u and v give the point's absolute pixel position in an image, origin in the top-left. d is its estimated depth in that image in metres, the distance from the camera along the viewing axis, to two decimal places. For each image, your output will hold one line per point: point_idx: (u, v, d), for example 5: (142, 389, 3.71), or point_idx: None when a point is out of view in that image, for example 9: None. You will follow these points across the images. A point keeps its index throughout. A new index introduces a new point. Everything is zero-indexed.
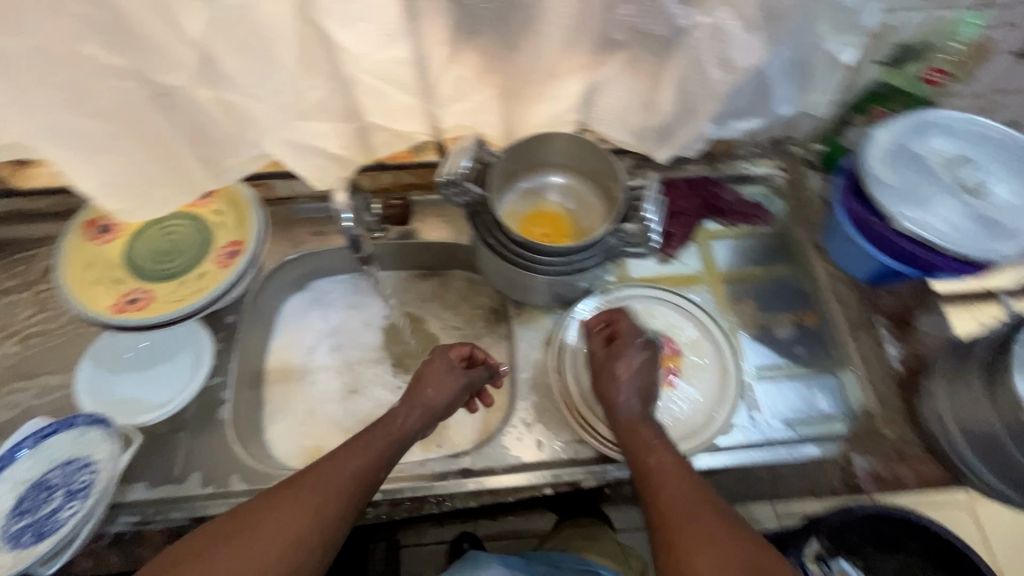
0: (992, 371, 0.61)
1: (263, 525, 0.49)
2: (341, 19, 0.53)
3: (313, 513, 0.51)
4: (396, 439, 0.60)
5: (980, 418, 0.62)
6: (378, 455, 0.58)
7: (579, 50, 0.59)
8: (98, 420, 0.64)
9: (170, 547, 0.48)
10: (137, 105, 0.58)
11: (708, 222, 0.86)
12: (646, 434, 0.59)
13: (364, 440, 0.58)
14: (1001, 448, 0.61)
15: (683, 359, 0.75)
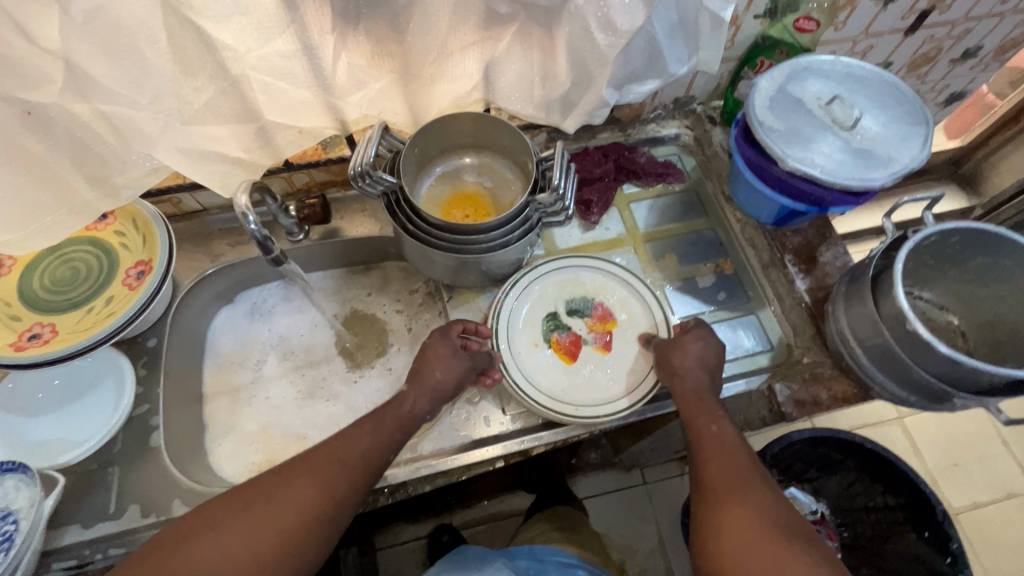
0: (878, 288, 0.68)
1: (271, 508, 0.50)
2: (213, 15, 0.51)
3: (318, 494, 0.52)
4: (404, 420, 0.61)
5: (874, 333, 0.67)
6: (388, 438, 0.59)
7: (466, 27, 0.59)
8: (10, 467, 0.60)
9: (177, 521, 0.49)
10: (3, 126, 0.54)
11: (626, 185, 0.90)
12: (710, 404, 0.63)
13: (373, 422, 0.59)
14: (895, 357, 0.66)
15: (616, 321, 0.78)
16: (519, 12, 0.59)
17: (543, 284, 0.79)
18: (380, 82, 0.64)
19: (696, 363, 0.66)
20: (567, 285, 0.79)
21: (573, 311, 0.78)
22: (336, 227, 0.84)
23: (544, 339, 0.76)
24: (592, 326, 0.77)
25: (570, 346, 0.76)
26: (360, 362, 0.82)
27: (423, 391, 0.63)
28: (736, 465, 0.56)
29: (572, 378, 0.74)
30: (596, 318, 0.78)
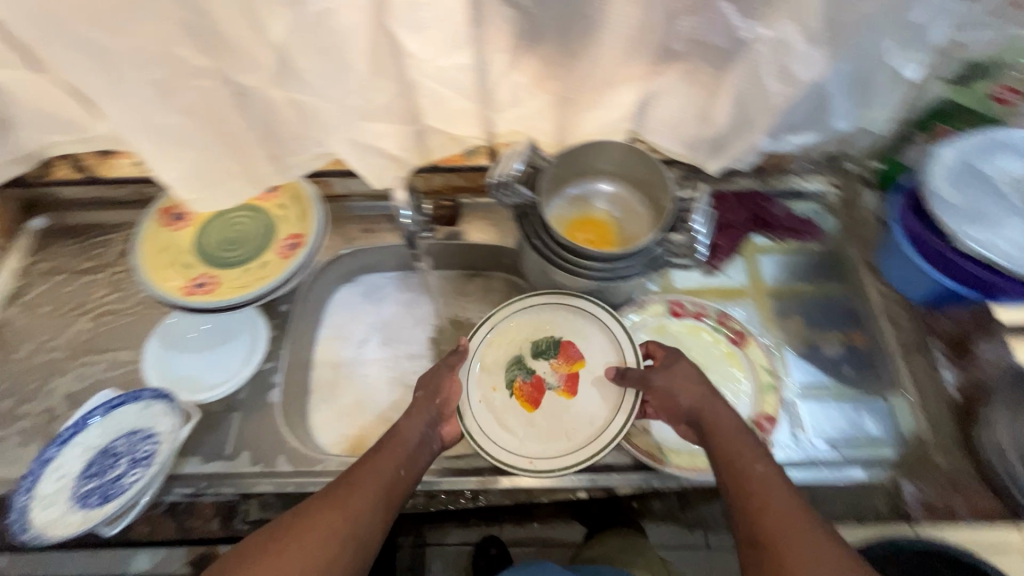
0: None
1: (300, 543, 0.49)
2: (410, 25, 0.56)
3: (343, 520, 0.52)
4: (415, 438, 0.62)
5: None
6: (400, 463, 0.59)
7: (637, 62, 0.59)
8: (161, 395, 0.68)
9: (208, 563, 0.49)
10: (218, 101, 0.62)
11: (756, 236, 0.85)
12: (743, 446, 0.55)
13: (383, 449, 0.59)
14: None
15: (583, 361, 0.73)
16: (692, 52, 0.58)
17: (651, 322, 0.77)
18: (536, 102, 0.66)
19: (689, 383, 0.61)
20: (505, 335, 0.75)
21: (540, 352, 0.74)
22: (460, 230, 0.87)
23: (506, 384, 0.72)
24: (556, 369, 0.73)
25: (534, 391, 0.72)
26: None
27: (421, 413, 0.63)
28: (780, 506, 0.50)
29: (530, 429, 0.70)
30: (564, 359, 0.73)
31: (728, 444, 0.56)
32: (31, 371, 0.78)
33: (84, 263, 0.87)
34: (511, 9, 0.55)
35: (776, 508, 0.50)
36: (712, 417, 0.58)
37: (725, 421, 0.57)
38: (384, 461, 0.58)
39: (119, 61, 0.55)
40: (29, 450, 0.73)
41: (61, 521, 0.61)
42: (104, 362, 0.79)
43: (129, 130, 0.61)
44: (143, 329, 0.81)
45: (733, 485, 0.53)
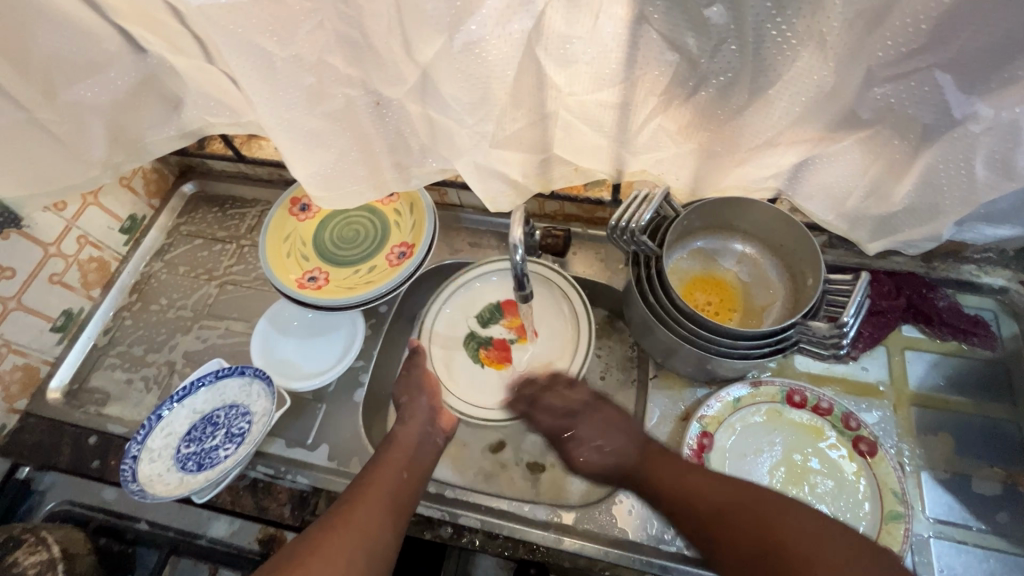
0: None
1: (328, 559, 0.55)
2: (560, 60, 0.52)
3: (357, 537, 0.57)
4: (414, 443, 0.66)
5: None
6: (405, 472, 0.64)
7: (810, 126, 0.51)
8: (261, 376, 0.72)
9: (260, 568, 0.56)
10: (358, 110, 0.63)
11: (907, 327, 0.73)
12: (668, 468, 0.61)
13: (388, 461, 0.64)
14: None
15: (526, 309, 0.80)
16: (882, 122, 0.49)
17: (764, 406, 0.68)
18: (679, 150, 0.59)
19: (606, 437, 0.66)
20: (471, 303, 0.81)
21: (490, 321, 0.80)
22: (566, 261, 0.84)
23: (475, 359, 0.78)
24: (508, 328, 0.80)
25: (496, 354, 0.79)
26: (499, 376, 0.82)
27: (414, 416, 0.68)
28: (731, 496, 0.57)
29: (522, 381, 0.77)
30: (508, 319, 0.80)
31: (661, 463, 0.62)
32: (161, 324, 0.87)
33: (218, 232, 0.95)
34: (673, 55, 0.49)
35: (719, 503, 0.57)
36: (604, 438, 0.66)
37: (625, 449, 0.65)
38: (389, 469, 0.63)
39: (278, 66, 0.57)
40: (148, 397, 0.81)
41: (162, 478, 0.67)
42: (220, 329, 0.86)
43: (274, 129, 0.64)
44: (258, 304, 0.87)
45: (681, 491, 0.59)
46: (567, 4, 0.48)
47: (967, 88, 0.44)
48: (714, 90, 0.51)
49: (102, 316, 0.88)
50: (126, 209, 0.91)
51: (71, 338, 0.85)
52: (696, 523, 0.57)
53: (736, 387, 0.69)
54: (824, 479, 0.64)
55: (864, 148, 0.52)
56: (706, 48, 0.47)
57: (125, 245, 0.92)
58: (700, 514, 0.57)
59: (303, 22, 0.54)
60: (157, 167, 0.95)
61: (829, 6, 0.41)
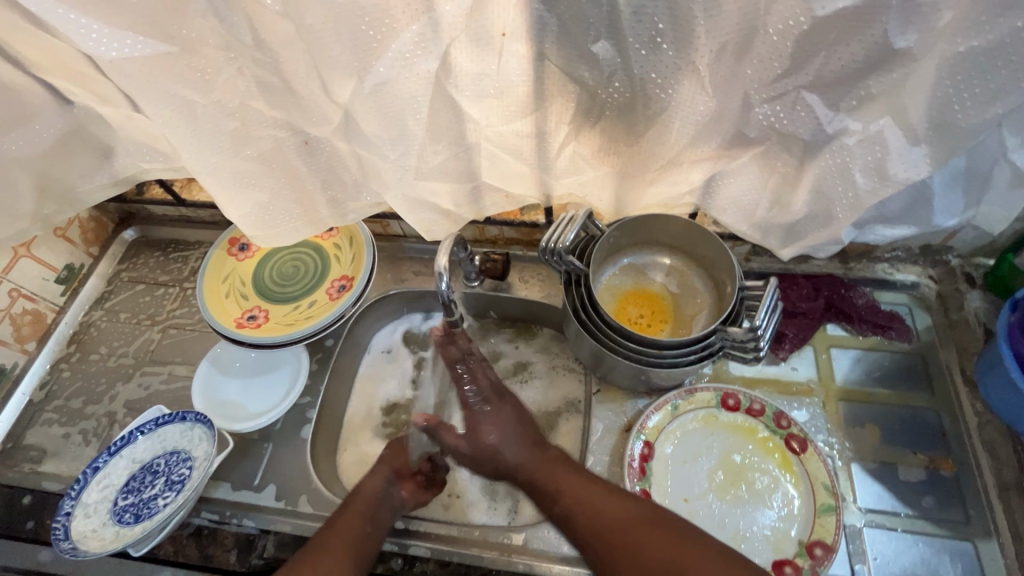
0: None
1: None
2: (471, 94, 0.55)
3: None
4: (375, 499, 0.64)
5: None
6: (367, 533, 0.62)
7: (707, 145, 0.55)
8: (202, 420, 0.71)
9: None
10: (286, 150, 0.65)
11: (831, 326, 0.77)
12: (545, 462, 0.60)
13: (351, 511, 0.63)
14: None
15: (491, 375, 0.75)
16: (770, 138, 0.53)
17: (700, 411, 0.71)
18: (597, 173, 0.63)
19: (501, 429, 0.62)
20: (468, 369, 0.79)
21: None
22: (508, 283, 0.85)
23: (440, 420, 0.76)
24: None
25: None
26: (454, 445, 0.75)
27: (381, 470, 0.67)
28: (629, 521, 0.54)
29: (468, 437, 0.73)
30: None
31: (560, 471, 0.59)
32: (101, 374, 0.85)
33: (161, 276, 0.94)
34: (575, 87, 0.53)
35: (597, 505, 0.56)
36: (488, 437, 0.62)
37: (519, 454, 0.61)
38: (353, 519, 0.62)
39: (200, 113, 0.59)
40: (87, 450, 0.79)
41: (97, 533, 0.65)
42: (163, 375, 0.84)
43: (202, 173, 0.65)
44: (202, 346, 0.86)
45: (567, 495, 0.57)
46: (470, 43, 0.51)
47: (835, 105, 0.48)
48: (617, 116, 0.54)
49: (38, 369, 0.86)
50: (62, 259, 0.90)
51: (4, 395, 0.83)
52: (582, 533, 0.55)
53: (673, 395, 0.71)
54: (760, 477, 0.67)
55: (759, 162, 0.56)
56: (602, 79, 0.50)
57: (62, 295, 0.90)
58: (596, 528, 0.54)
59: (221, 70, 0.55)
60: (95, 215, 0.94)
61: (701, 39, 0.45)
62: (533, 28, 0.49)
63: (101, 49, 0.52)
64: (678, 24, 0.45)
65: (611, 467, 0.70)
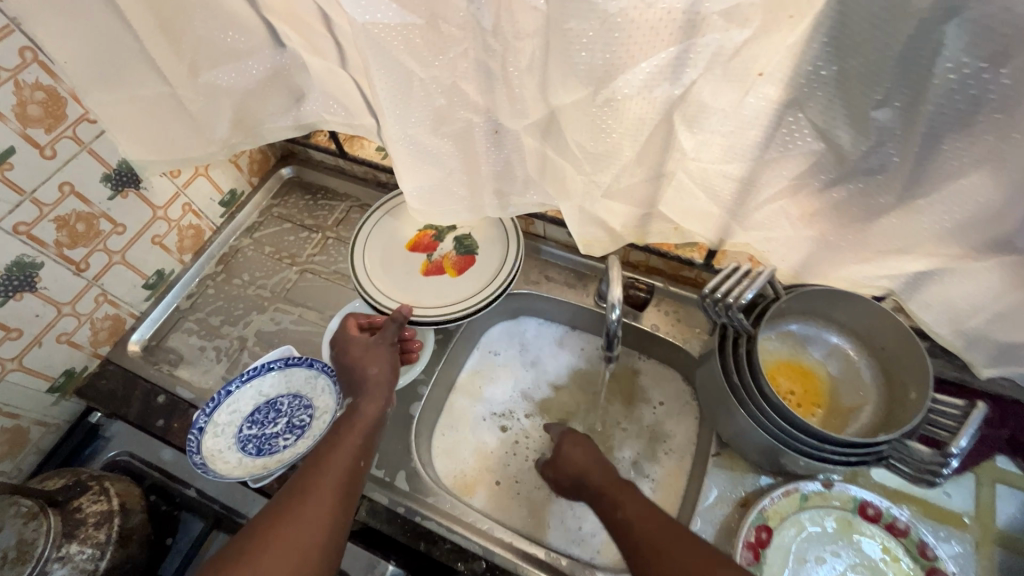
0: None
1: (291, 538, 0.54)
2: (697, 127, 0.51)
3: (319, 513, 0.56)
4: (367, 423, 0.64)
5: None
6: (358, 451, 0.62)
7: (953, 238, 0.48)
8: (329, 372, 0.73)
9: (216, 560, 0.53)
10: (476, 137, 0.64)
11: (1001, 459, 0.68)
12: (610, 490, 0.62)
13: (333, 436, 0.63)
14: None
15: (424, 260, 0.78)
16: None
17: (835, 511, 0.64)
18: (795, 234, 0.57)
19: (595, 461, 0.67)
20: (485, 248, 0.78)
21: (464, 242, 0.78)
22: (641, 313, 0.81)
23: (469, 247, 0.78)
24: (450, 254, 0.78)
25: (469, 260, 0.77)
26: (489, 277, 0.74)
27: (375, 397, 0.66)
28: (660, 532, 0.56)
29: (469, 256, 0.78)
30: (446, 261, 0.77)
31: (619, 495, 0.62)
32: (241, 299, 0.91)
33: (307, 219, 0.99)
34: (820, 143, 0.47)
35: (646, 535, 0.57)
36: (580, 471, 0.67)
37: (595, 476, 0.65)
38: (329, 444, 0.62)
39: (414, 85, 0.59)
40: (218, 367, 0.84)
41: (222, 455, 0.68)
42: (293, 315, 0.88)
43: (395, 143, 0.66)
44: (333, 296, 0.89)
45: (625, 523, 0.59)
46: (721, 79, 0.46)
47: None
48: (863, 184, 0.48)
49: (189, 280, 0.92)
50: (229, 183, 0.95)
51: (158, 296, 0.90)
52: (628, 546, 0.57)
53: (806, 484, 0.65)
54: None
55: (1005, 272, 0.49)
56: (866, 146, 0.45)
57: (221, 216, 0.97)
58: (636, 541, 0.57)
59: (448, 52, 0.55)
60: (264, 149, 0.99)
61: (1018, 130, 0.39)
62: (802, 77, 0.44)
63: (357, 11, 0.52)
64: (998, 108, 0.39)
65: (718, 538, 0.66)
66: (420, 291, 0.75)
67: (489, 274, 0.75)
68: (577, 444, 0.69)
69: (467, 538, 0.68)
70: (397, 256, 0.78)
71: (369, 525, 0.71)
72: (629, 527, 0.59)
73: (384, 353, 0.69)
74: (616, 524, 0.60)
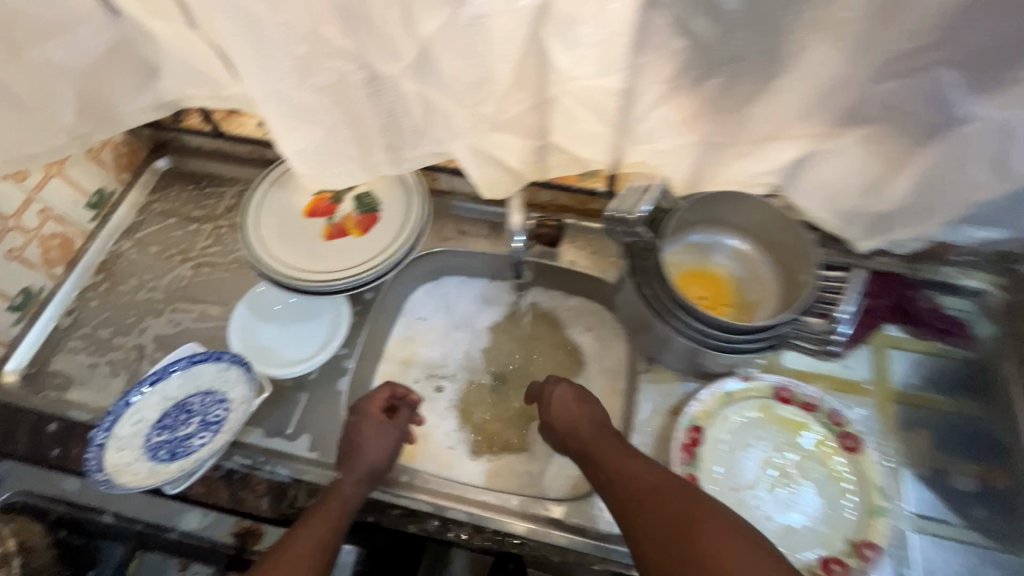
0: None
1: None
2: (569, 41, 0.51)
3: None
4: (344, 503, 0.62)
5: None
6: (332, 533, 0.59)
7: (813, 121, 0.52)
8: (239, 361, 0.68)
9: None
10: (352, 86, 0.61)
11: (890, 326, 0.75)
12: (604, 445, 0.62)
13: (319, 513, 0.61)
14: None
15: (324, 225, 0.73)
16: (878, 119, 0.51)
17: (755, 400, 0.69)
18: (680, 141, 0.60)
19: (572, 410, 0.66)
20: (388, 208, 0.74)
21: (365, 201, 0.74)
22: (557, 252, 0.82)
23: (371, 206, 0.75)
24: (352, 215, 0.74)
25: (372, 219, 0.73)
26: (394, 236, 0.71)
27: (359, 474, 0.63)
28: (647, 486, 0.56)
29: (372, 214, 0.74)
30: (349, 222, 0.73)
31: (609, 448, 0.61)
32: (130, 306, 0.82)
33: (193, 211, 0.90)
34: (681, 40, 0.49)
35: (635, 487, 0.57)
36: (582, 426, 0.64)
37: (591, 432, 0.63)
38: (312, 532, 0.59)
39: (268, 32, 0.54)
40: (115, 382, 0.76)
41: (131, 468, 0.63)
42: (193, 313, 0.81)
43: (265, 104, 0.61)
44: (234, 287, 0.83)
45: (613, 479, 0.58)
46: None
47: (959, 85, 0.47)
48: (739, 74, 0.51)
49: (65, 296, 0.83)
50: (94, 183, 0.86)
51: (31, 318, 0.80)
52: (616, 503, 0.57)
53: (727, 381, 0.69)
54: (810, 471, 0.65)
55: (864, 146, 0.53)
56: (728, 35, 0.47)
57: (92, 221, 0.87)
58: (627, 496, 0.56)
59: None
60: (129, 139, 0.89)
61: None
62: None
63: None
64: None
65: (655, 448, 0.69)
66: (324, 260, 0.70)
67: (396, 231, 0.71)
68: (572, 400, 0.66)
69: (418, 500, 0.67)
70: (293, 225, 0.73)
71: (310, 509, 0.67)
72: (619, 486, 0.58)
73: (390, 442, 0.66)
74: (610, 488, 0.58)
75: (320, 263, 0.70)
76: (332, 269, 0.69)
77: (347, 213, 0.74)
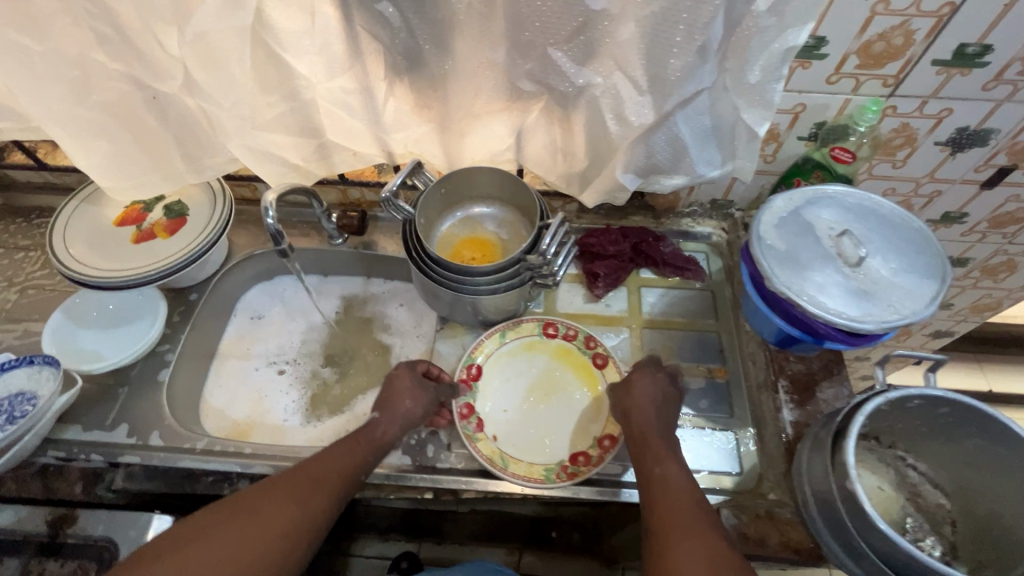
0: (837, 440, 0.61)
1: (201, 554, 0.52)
2: (293, 51, 0.63)
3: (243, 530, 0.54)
4: (366, 449, 0.66)
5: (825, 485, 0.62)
6: (341, 473, 0.63)
7: (494, 95, 0.68)
8: (50, 361, 0.74)
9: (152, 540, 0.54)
10: (132, 104, 0.70)
11: (643, 269, 0.90)
12: (654, 446, 0.64)
13: (346, 444, 0.66)
14: (839, 520, 0.59)
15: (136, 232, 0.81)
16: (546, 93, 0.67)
17: (525, 339, 0.82)
18: (420, 128, 0.73)
19: (651, 413, 0.67)
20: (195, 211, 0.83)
21: (173, 206, 0.83)
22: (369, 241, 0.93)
23: (179, 211, 0.84)
24: (161, 220, 0.82)
25: (180, 221, 0.82)
26: (199, 235, 0.80)
27: (394, 420, 0.69)
28: (682, 492, 0.59)
29: (180, 217, 0.83)
30: (159, 226, 0.82)
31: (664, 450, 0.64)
32: None
33: (21, 241, 0.95)
34: (379, 44, 0.63)
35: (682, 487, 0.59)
36: (638, 412, 0.68)
37: (645, 425, 0.66)
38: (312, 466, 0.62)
39: (36, 59, 0.63)
40: None
41: None
42: (17, 332, 0.86)
43: (50, 122, 0.69)
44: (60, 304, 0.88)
45: (659, 476, 0.61)
46: (281, 3, 0.59)
47: (578, 62, 0.62)
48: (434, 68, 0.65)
49: None
50: None
51: None
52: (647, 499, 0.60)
53: (502, 326, 0.82)
54: (569, 389, 0.79)
55: (544, 114, 0.71)
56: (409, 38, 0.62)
57: None
58: (664, 491, 0.59)
59: (55, 19, 0.60)
60: None
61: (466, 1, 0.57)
62: None
63: None
64: None
65: None
66: (132, 260, 0.78)
67: (201, 231, 0.80)
68: (646, 385, 0.70)
69: (225, 463, 0.73)
70: (103, 234, 0.80)
71: (127, 489, 0.74)
72: (663, 481, 0.60)
73: (420, 404, 0.71)
74: (651, 480, 0.61)
75: (129, 264, 0.77)
76: (139, 267, 0.77)
77: (156, 220, 0.82)
